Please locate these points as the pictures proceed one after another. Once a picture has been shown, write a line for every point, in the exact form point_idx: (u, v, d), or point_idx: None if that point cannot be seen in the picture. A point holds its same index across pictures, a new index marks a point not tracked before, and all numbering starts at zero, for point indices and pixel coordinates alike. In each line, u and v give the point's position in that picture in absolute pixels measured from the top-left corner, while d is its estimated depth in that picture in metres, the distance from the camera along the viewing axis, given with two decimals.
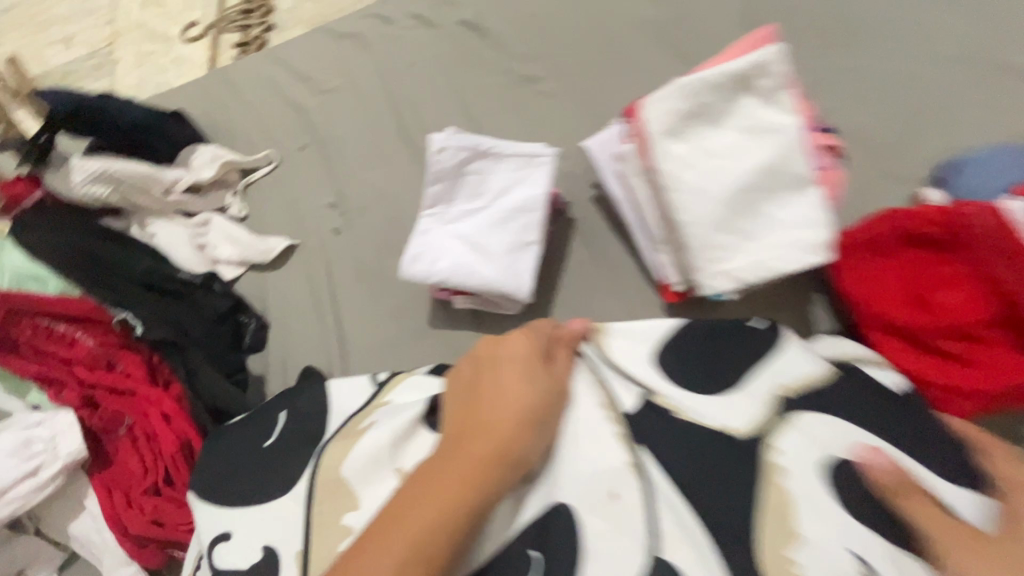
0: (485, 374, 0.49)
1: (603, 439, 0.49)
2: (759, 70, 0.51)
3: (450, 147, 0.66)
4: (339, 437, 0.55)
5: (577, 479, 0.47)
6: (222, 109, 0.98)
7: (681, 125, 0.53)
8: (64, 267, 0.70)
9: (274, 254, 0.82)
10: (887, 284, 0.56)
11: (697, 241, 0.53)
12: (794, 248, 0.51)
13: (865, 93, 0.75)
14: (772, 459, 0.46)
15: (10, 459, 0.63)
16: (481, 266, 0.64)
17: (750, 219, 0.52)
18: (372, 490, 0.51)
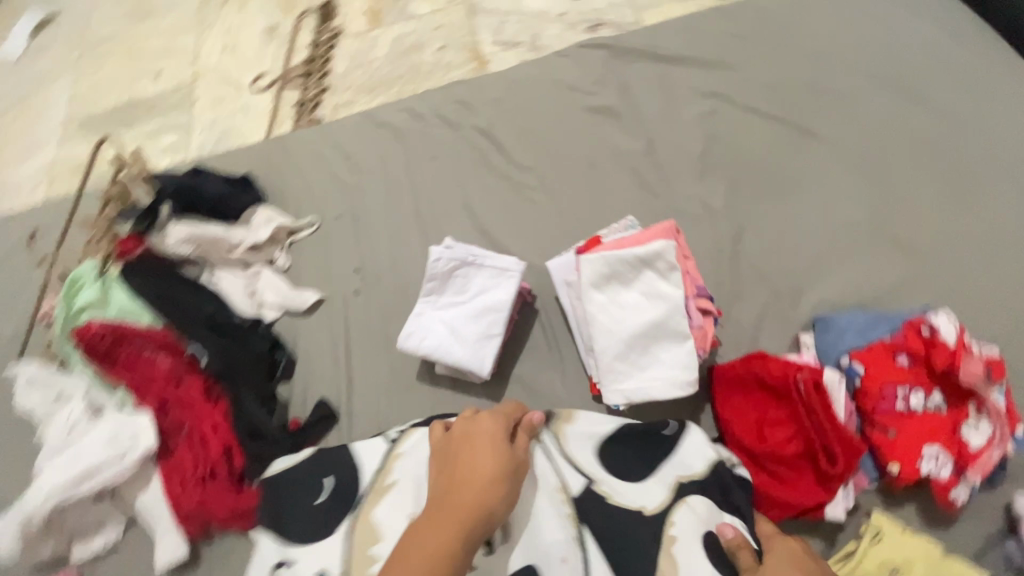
0: (464, 448, 0.69)
1: (555, 516, 0.68)
2: (656, 255, 0.72)
3: (444, 257, 0.88)
4: (372, 492, 0.78)
5: (539, 545, 0.66)
6: (279, 174, 1.22)
7: (600, 284, 0.74)
8: (155, 307, 0.94)
9: (307, 305, 1.05)
10: (742, 411, 0.77)
11: (602, 366, 0.74)
12: (667, 383, 0.72)
13: (776, 243, 0.95)
14: (669, 530, 0.66)
15: (106, 446, 0.86)
16: (455, 349, 0.85)
17: (640, 357, 0.73)
18: (396, 524, 0.74)
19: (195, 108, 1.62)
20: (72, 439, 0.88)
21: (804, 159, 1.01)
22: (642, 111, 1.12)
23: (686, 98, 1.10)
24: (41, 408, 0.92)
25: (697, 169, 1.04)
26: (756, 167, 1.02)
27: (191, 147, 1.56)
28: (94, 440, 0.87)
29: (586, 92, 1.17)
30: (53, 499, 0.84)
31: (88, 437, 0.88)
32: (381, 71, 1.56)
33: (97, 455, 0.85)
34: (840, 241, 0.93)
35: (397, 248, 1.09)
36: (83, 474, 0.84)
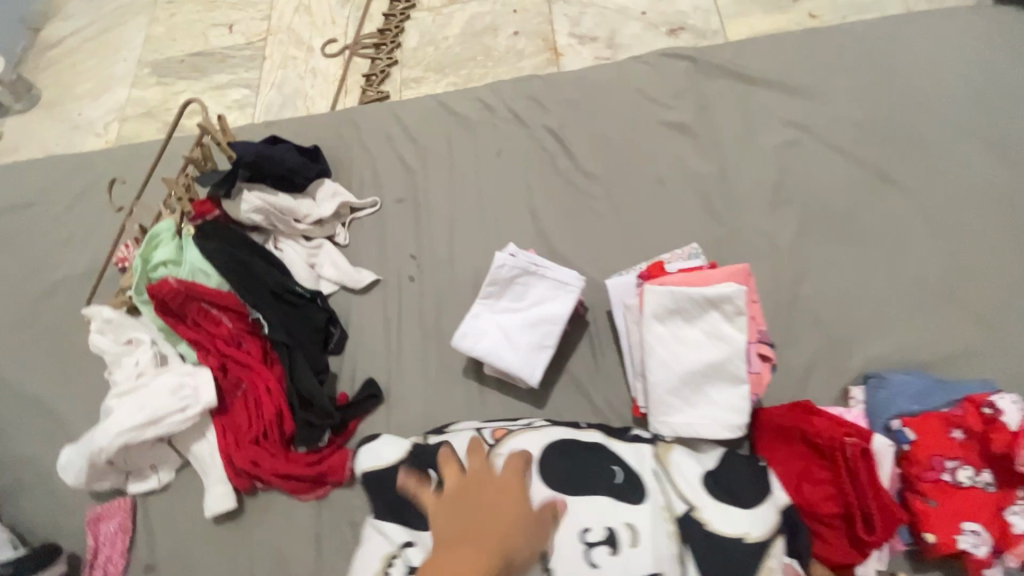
0: (488, 494, 0.72)
1: (664, 534, 0.72)
2: (725, 299, 0.73)
3: (508, 265, 0.90)
4: None
5: (656, 558, 0.71)
6: (347, 149, 1.24)
7: (663, 317, 0.76)
8: (224, 269, 0.98)
9: (362, 284, 1.08)
10: (784, 464, 0.78)
11: (654, 395, 0.76)
12: (717, 423, 0.74)
13: (840, 291, 0.94)
14: (768, 564, 0.70)
15: (170, 396, 0.92)
16: (507, 354, 0.88)
17: (694, 393, 0.75)
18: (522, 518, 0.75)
19: (266, 66, 1.63)
20: (138, 385, 0.94)
21: (880, 208, 0.99)
22: (718, 134, 1.10)
23: (765, 127, 1.08)
24: (110, 350, 0.97)
25: (767, 203, 1.02)
26: (828, 209, 1.00)
27: (259, 104, 1.57)
28: (159, 390, 0.92)
29: (663, 107, 1.15)
30: (119, 439, 0.89)
31: (153, 386, 0.93)
32: (452, 49, 1.53)
33: (162, 404, 0.91)
34: (906, 297, 0.92)
35: (455, 241, 1.11)
36: (148, 421, 0.90)
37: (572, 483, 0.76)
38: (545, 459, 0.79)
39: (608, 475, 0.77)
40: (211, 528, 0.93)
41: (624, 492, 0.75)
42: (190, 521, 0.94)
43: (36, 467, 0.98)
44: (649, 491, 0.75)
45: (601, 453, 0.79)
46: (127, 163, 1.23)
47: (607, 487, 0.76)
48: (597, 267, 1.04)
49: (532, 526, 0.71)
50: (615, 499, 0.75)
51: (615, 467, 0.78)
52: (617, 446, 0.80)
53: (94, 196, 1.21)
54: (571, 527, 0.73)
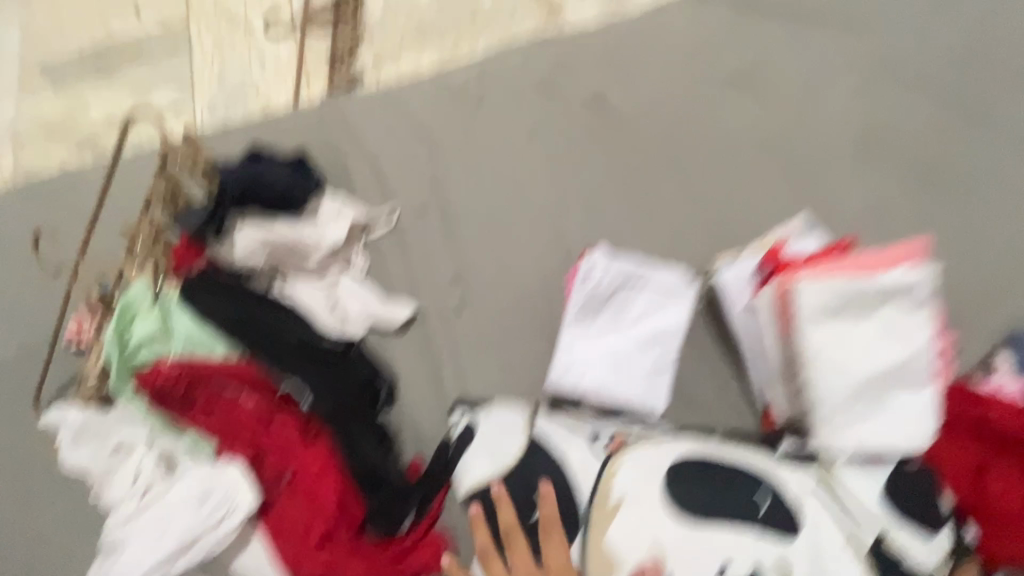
0: None
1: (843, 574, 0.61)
2: (906, 287, 0.64)
3: (607, 278, 0.76)
4: (595, 512, 0.65)
5: None
6: (338, 152, 0.99)
7: (832, 322, 0.66)
8: (237, 338, 0.76)
9: (400, 322, 0.86)
10: (955, 453, 0.68)
11: (827, 413, 0.68)
12: (904, 430, 0.67)
13: (945, 254, 0.86)
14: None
15: (197, 510, 0.71)
16: (622, 386, 0.74)
17: (875, 403, 0.67)
18: (638, 550, 0.63)
19: (195, 54, 1.31)
20: (149, 503, 0.72)
21: (968, 155, 0.90)
22: (783, 86, 0.96)
23: (832, 73, 0.96)
24: (97, 464, 0.74)
25: (849, 163, 0.92)
26: (915, 164, 0.90)
27: (197, 106, 1.27)
28: (182, 504, 0.71)
29: (714, 58, 0.99)
30: None
31: (170, 500, 0.71)
32: (430, 11, 1.28)
33: (191, 522, 0.70)
34: (1012, 255, 0.85)
35: (501, 251, 0.92)
36: (180, 547, 0.69)
37: (711, 510, 0.63)
38: (673, 488, 0.65)
39: (744, 497, 0.64)
40: None
41: (774, 526, 0.63)
42: None
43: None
44: (801, 520, 0.63)
45: (741, 472, 0.66)
46: (45, 204, 0.93)
47: (750, 517, 0.63)
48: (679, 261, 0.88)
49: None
50: (760, 533, 0.62)
51: (752, 490, 0.65)
52: (767, 466, 0.67)
53: (9, 253, 0.91)
54: (707, 562, 0.62)
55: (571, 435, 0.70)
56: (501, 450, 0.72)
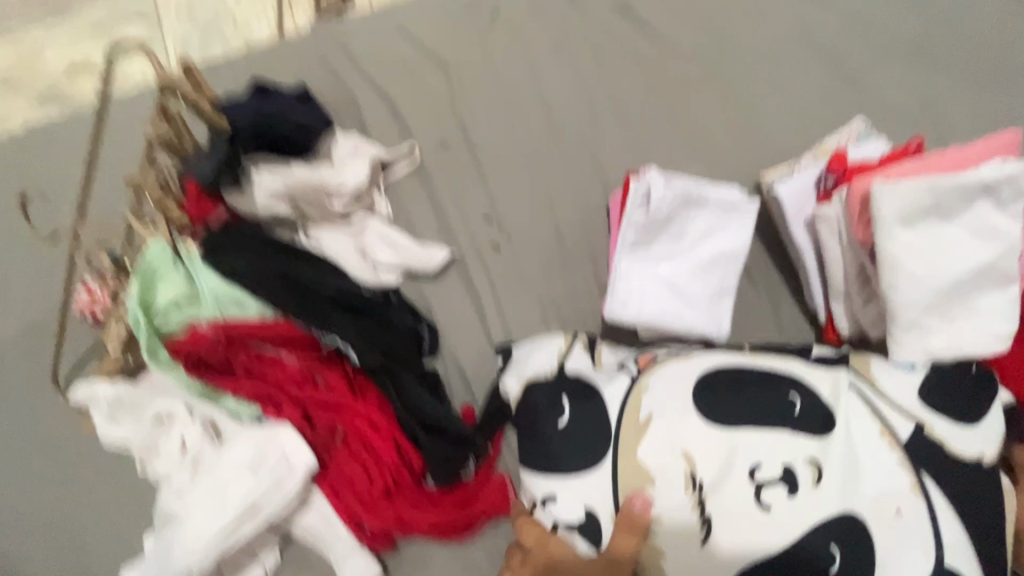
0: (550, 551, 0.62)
1: (886, 468, 0.59)
2: (1006, 181, 0.58)
3: (665, 198, 0.70)
4: (624, 427, 0.62)
5: (859, 492, 0.58)
6: (344, 85, 0.90)
7: (918, 220, 0.59)
8: (265, 291, 0.69)
9: (437, 264, 0.82)
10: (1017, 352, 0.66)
11: (908, 322, 0.61)
12: (983, 336, 0.62)
13: None
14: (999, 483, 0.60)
15: (254, 475, 0.67)
16: (686, 312, 0.69)
17: (957, 308, 0.61)
18: (670, 461, 0.60)
19: None
20: (200, 473, 0.68)
21: None
22: None
23: None
24: (137, 438, 0.69)
25: (906, 56, 0.84)
26: (977, 53, 0.84)
27: (168, 43, 1.13)
28: (237, 469, 0.67)
29: None
30: (211, 550, 0.65)
31: (222, 468, 0.68)
32: None
33: (249, 487, 0.67)
34: None
35: (534, 181, 0.85)
36: (242, 513, 0.66)
37: (744, 416, 0.61)
38: (703, 398, 0.62)
39: (784, 400, 0.62)
40: None
41: (810, 426, 0.61)
42: None
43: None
44: (836, 416, 0.61)
45: (775, 375, 0.64)
46: (25, 168, 0.84)
47: (782, 419, 0.61)
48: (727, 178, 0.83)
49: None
50: (793, 433, 0.61)
51: (792, 393, 0.62)
52: (803, 369, 0.64)
53: None
54: (739, 465, 0.59)
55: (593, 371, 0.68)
56: (534, 367, 0.69)
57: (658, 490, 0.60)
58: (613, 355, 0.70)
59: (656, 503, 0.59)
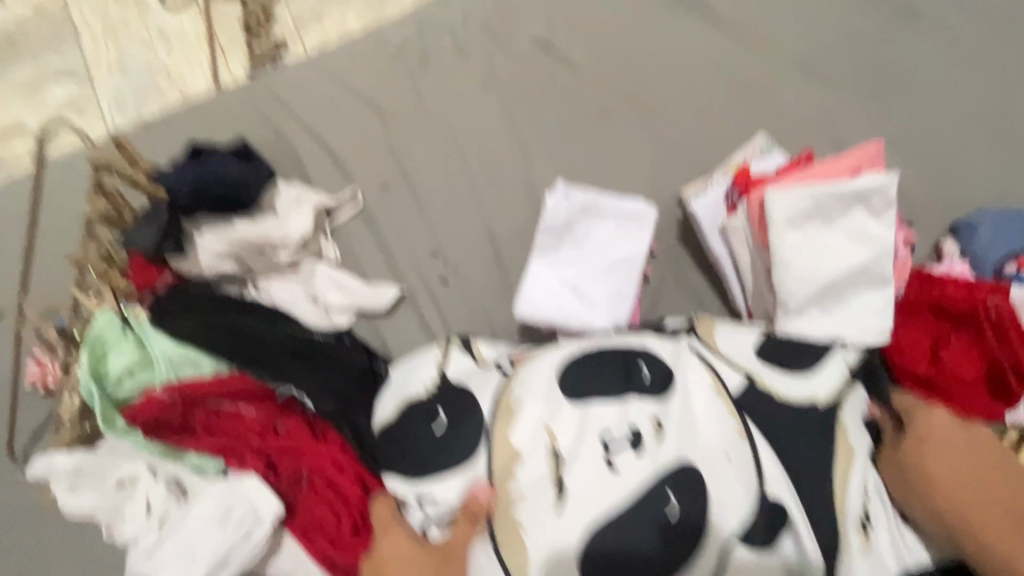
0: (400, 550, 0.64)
1: (718, 419, 0.66)
2: (877, 192, 0.69)
3: (562, 208, 0.77)
4: (497, 416, 0.68)
5: (696, 445, 0.65)
6: (282, 135, 0.93)
7: (802, 220, 0.70)
8: (219, 350, 0.71)
9: (388, 303, 0.85)
10: (915, 338, 0.75)
11: (790, 305, 0.72)
12: (861, 327, 0.72)
13: (901, 147, 0.89)
14: (842, 418, 0.66)
15: (222, 528, 0.69)
16: (585, 312, 0.75)
17: (836, 299, 0.72)
18: (532, 436, 0.66)
19: (86, 43, 1.15)
20: (167, 532, 0.69)
21: (910, 47, 0.93)
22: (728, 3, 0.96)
23: None
24: (99, 505, 0.70)
25: (803, 71, 0.92)
26: (868, 68, 0.92)
27: (102, 102, 1.13)
28: (203, 526, 0.69)
29: None
30: None
31: (189, 526, 0.69)
32: None
33: (217, 541, 0.69)
34: (965, 136, 0.88)
35: (474, 215, 0.90)
36: (212, 567, 0.68)
37: (597, 391, 0.68)
38: (566, 379, 0.69)
39: (635, 373, 0.69)
40: None
41: (654, 389, 0.68)
42: None
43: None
44: (676, 379, 0.68)
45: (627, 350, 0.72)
46: None
47: (633, 386, 0.68)
48: (652, 198, 0.89)
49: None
50: (640, 396, 0.67)
51: (641, 364, 0.70)
52: (655, 344, 0.72)
53: None
54: (590, 432, 0.66)
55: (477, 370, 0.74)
56: (418, 382, 0.74)
57: (525, 465, 0.65)
58: (491, 352, 0.77)
59: (519, 480, 0.65)
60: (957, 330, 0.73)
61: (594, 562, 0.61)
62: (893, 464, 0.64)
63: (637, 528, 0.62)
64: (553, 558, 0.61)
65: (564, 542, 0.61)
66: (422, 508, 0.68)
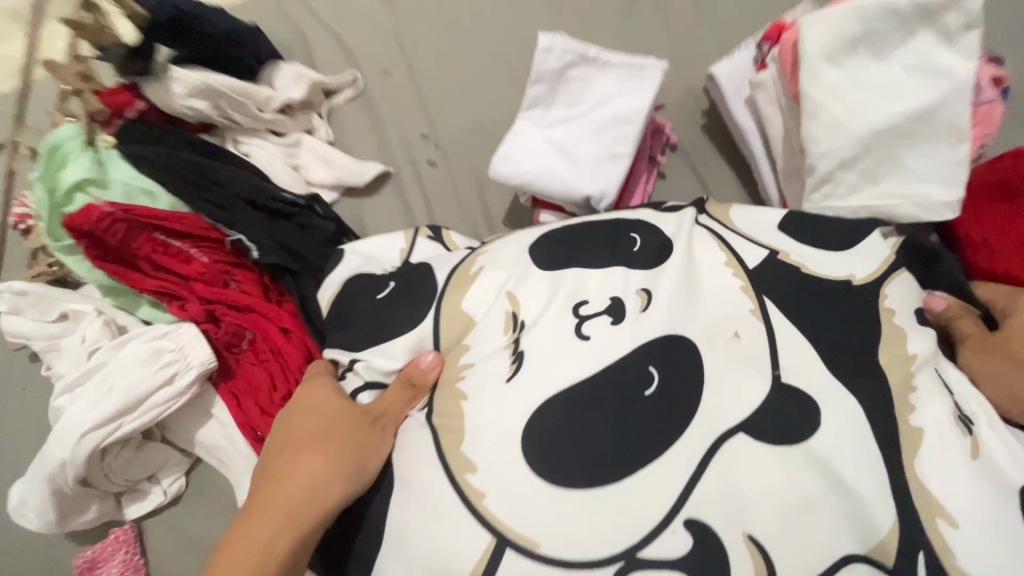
0: (311, 405, 0.53)
1: (729, 293, 0.52)
2: (952, 4, 0.49)
3: (556, 48, 0.65)
4: (451, 283, 0.58)
5: (697, 319, 0.51)
6: (293, 23, 0.91)
7: (841, 51, 0.52)
8: (175, 184, 0.68)
9: (370, 178, 0.80)
10: (1008, 226, 0.57)
11: (817, 172, 0.54)
12: (914, 202, 0.53)
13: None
14: (885, 305, 0.51)
15: (144, 367, 0.63)
16: (567, 172, 0.64)
17: (882, 165, 0.53)
18: (492, 304, 0.55)
19: None
20: (94, 366, 0.64)
21: None
22: None
23: None
24: (37, 334, 0.67)
25: None
26: None
27: None
28: (126, 365, 0.63)
29: None
30: (86, 445, 0.60)
31: (113, 365, 0.64)
32: None
33: (136, 380, 0.62)
34: None
35: (473, 101, 0.83)
36: (123, 407, 0.61)
37: (576, 257, 0.57)
38: (541, 248, 0.58)
39: (624, 242, 0.57)
40: None
41: (645, 259, 0.55)
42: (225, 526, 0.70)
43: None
44: (676, 244, 0.56)
45: (618, 223, 0.60)
46: None
47: (622, 257, 0.56)
48: (675, 82, 0.77)
49: (344, 446, 0.49)
50: (629, 268, 0.55)
51: (634, 235, 0.58)
52: (656, 218, 0.60)
53: None
54: (561, 300, 0.53)
55: (444, 252, 0.65)
56: (378, 263, 0.66)
57: (477, 335, 0.53)
58: (462, 241, 0.69)
59: (469, 351, 0.53)
60: None
61: (541, 435, 0.46)
62: (981, 353, 0.51)
63: (603, 403, 0.47)
64: (488, 432, 0.46)
65: (498, 410, 0.47)
66: (355, 371, 0.56)
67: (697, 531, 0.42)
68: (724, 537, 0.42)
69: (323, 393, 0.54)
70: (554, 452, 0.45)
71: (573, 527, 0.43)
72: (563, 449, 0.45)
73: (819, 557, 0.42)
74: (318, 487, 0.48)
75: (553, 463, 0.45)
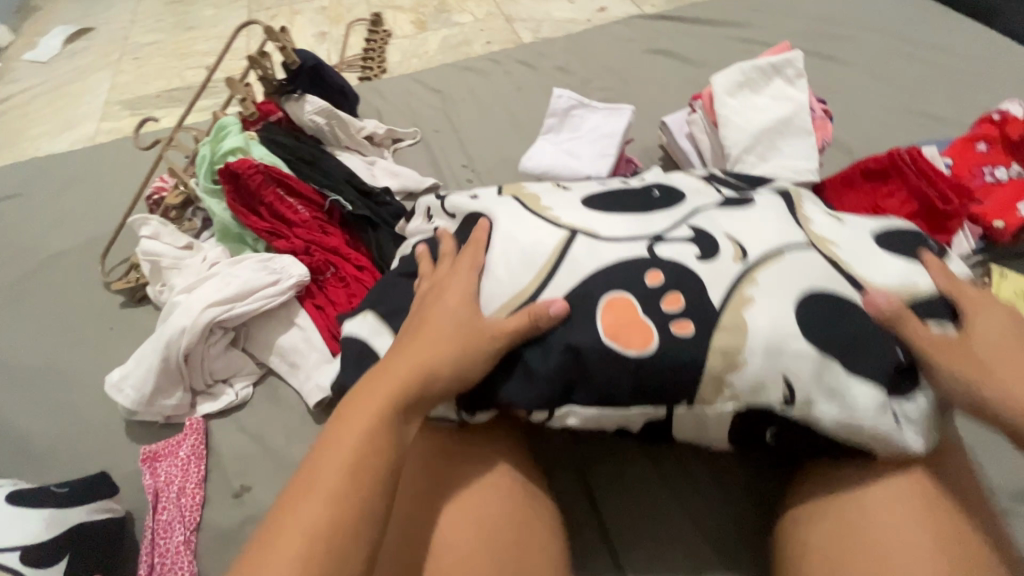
0: (439, 298, 0.58)
1: (685, 178, 0.69)
2: (787, 64, 0.90)
3: (564, 96, 1.03)
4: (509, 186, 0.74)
5: (678, 182, 0.68)
6: (372, 104, 1.29)
7: (735, 89, 0.91)
8: (295, 162, 0.96)
9: (426, 186, 1.07)
10: (857, 201, 0.88)
11: (733, 154, 0.87)
12: (794, 170, 0.85)
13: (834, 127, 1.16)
14: (793, 191, 0.67)
15: (259, 272, 0.83)
16: (574, 164, 0.95)
17: (771, 149, 0.87)
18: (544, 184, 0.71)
19: None
20: (213, 274, 0.83)
21: (835, 75, 1.26)
22: (698, 53, 1.34)
23: (729, 44, 1.36)
24: (168, 253, 0.87)
25: None
26: None
27: None
28: (243, 270, 0.83)
29: (645, 42, 1.38)
30: (204, 318, 0.78)
31: (230, 271, 0.83)
32: (435, 61, 1.73)
33: (251, 279, 0.82)
34: (881, 122, 1.16)
35: (500, 147, 1.16)
36: (238, 295, 0.80)
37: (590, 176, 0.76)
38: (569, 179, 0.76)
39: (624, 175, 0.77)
40: (317, 430, 0.79)
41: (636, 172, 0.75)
42: (288, 427, 0.80)
43: (89, 427, 0.82)
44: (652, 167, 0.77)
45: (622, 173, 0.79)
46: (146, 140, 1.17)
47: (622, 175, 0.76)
48: (639, 142, 1.15)
49: (469, 330, 0.55)
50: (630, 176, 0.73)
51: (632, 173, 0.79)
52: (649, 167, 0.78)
53: (125, 174, 1.14)
54: (594, 182, 0.71)
55: None
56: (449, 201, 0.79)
57: (536, 187, 0.68)
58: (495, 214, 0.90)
59: (534, 191, 0.68)
60: (885, 185, 0.87)
61: (599, 203, 0.65)
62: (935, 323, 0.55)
63: (628, 200, 0.65)
64: (564, 207, 0.64)
65: (561, 208, 0.64)
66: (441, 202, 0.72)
67: (700, 235, 0.59)
68: (714, 235, 0.59)
69: (469, 251, 0.62)
70: (610, 206, 0.64)
71: (622, 227, 0.61)
72: (609, 204, 0.64)
73: (778, 240, 0.58)
74: (436, 363, 0.53)
75: (603, 204, 0.64)
